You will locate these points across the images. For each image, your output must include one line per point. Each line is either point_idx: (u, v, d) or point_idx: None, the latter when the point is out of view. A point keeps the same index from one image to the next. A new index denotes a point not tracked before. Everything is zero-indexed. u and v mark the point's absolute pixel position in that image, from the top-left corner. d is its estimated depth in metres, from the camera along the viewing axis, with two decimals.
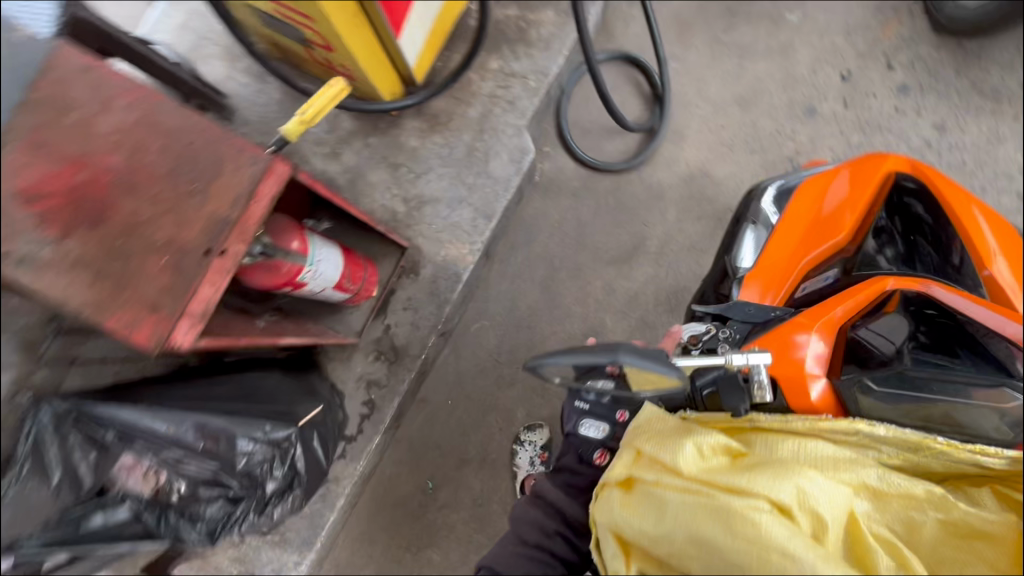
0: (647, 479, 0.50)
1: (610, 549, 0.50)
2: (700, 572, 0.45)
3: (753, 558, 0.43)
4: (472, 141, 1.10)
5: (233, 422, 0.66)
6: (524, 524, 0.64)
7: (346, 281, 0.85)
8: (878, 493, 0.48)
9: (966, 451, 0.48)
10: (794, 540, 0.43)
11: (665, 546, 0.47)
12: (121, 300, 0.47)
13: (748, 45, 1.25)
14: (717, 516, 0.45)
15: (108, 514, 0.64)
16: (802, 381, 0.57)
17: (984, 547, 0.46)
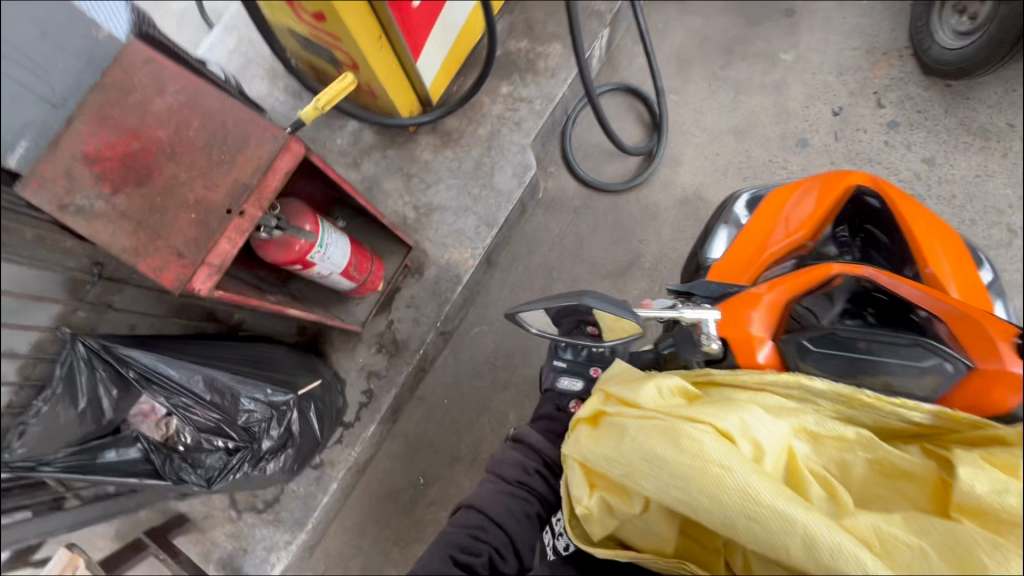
0: (610, 413, 0.54)
1: (574, 475, 0.54)
2: (650, 488, 0.48)
3: (693, 470, 0.46)
4: (479, 156, 1.20)
5: (239, 380, 0.74)
6: (504, 465, 0.71)
7: (352, 270, 0.93)
8: (815, 436, 0.51)
9: (889, 404, 0.50)
10: (731, 458, 0.45)
11: (620, 466, 0.50)
12: (154, 248, 0.56)
13: (744, 81, 1.34)
14: (668, 436, 0.48)
15: (119, 453, 0.69)
16: (750, 342, 0.61)
17: (906, 486, 0.48)
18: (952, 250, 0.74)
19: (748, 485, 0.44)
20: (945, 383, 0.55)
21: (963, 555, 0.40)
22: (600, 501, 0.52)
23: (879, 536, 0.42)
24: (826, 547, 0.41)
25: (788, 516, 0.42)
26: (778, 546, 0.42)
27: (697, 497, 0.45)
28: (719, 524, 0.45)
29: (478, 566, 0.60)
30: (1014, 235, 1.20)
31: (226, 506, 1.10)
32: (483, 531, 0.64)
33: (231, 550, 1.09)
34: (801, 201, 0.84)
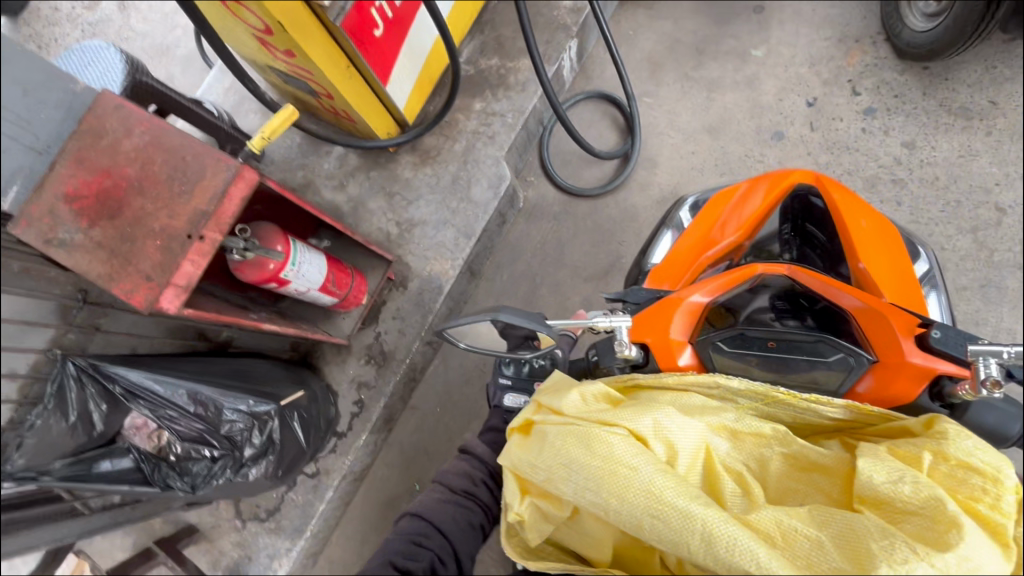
0: (537, 420, 0.59)
1: (509, 485, 0.58)
2: (567, 492, 0.52)
3: (604, 471, 0.51)
4: (457, 171, 1.25)
5: (220, 393, 0.79)
6: (450, 476, 0.79)
7: (331, 285, 0.99)
8: (734, 433, 0.57)
9: (802, 401, 0.58)
10: (638, 458, 0.50)
11: (541, 472, 0.54)
12: (125, 273, 0.63)
13: (716, 80, 1.35)
14: (582, 441, 0.53)
15: (112, 463, 0.75)
16: (670, 347, 0.67)
17: (820, 478, 0.54)
18: (885, 244, 0.79)
19: (652, 484, 0.49)
20: (849, 377, 0.65)
21: (855, 543, 0.44)
22: (531, 506, 0.56)
23: (781, 530, 0.46)
24: (723, 541, 0.45)
25: (688, 512, 0.47)
26: (678, 542, 0.47)
27: (608, 498, 0.50)
28: (626, 523, 0.49)
29: (416, 568, 0.67)
30: (1003, 214, 1.17)
31: (231, 516, 1.16)
32: (427, 538, 0.71)
33: (237, 558, 1.15)
34: (747, 199, 0.86)
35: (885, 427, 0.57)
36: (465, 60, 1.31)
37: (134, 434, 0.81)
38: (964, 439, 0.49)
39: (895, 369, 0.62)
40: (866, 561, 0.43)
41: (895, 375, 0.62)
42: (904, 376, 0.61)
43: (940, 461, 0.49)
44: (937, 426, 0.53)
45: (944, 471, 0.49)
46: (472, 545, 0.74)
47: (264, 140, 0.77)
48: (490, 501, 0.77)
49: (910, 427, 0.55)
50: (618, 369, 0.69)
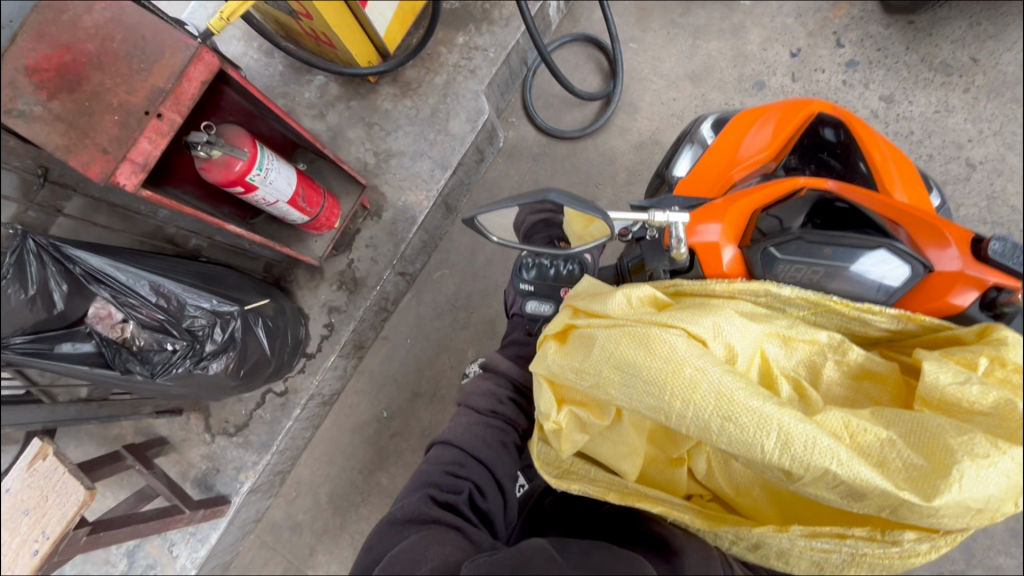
0: (579, 324, 0.51)
1: (543, 394, 0.52)
2: (619, 397, 0.45)
3: (665, 373, 0.43)
4: (435, 104, 1.25)
5: (184, 289, 0.82)
6: (475, 398, 0.73)
7: (301, 201, 1.00)
8: (787, 340, 0.49)
9: (855, 310, 0.50)
10: (702, 358, 0.43)
11: (590, 377, 0.47)
12: (83, 145, 0.64)
13: (702, 27, 1.34)
14: (640, 341, 0.45)
15: (74, 346, 0.79)
16: (715, 247, 0.57)
17: (872, 387, 0.49)
18: (903, 174, 0.73)
19: (722, 386, 0.42)
20: (905, 285, 0.54)
21: (931, 441, 0.41)
22: (570, 415, 0.52)
23: (849, 428, 0.42)
24: (801, 442, 0.40)
25: (764, 414, 0.41)
26: (753, 445, 0.41)
27: (671, 401, 0.43)
28: (691, 428, 0.42)
29: (459, 503, 0.62)
30: (972, 169, 1.18)
31: (201, 430, 1.19)
32: (463, 467, 0.66)
33: (205, 470, 1.18)
34: (758, 127, 0.79)
35: (928, 337, 0.51)
36: None
37: (98, 324, 0.82)
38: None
39: (950, 277, 0.53)
40: (945, 457, 0.40)
41: (949, 282, 0.53)
42: (957, 281, 0.52)
43: (995, 367, 0.44)
44: (993, 334, 0.46)
45: (997, 376, 0.44)
46: (510, 466, 0.69)
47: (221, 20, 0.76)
48: (518, 418, 0.72)
49: (960, 337, 0.49)
50: (664, 272, 0.61)
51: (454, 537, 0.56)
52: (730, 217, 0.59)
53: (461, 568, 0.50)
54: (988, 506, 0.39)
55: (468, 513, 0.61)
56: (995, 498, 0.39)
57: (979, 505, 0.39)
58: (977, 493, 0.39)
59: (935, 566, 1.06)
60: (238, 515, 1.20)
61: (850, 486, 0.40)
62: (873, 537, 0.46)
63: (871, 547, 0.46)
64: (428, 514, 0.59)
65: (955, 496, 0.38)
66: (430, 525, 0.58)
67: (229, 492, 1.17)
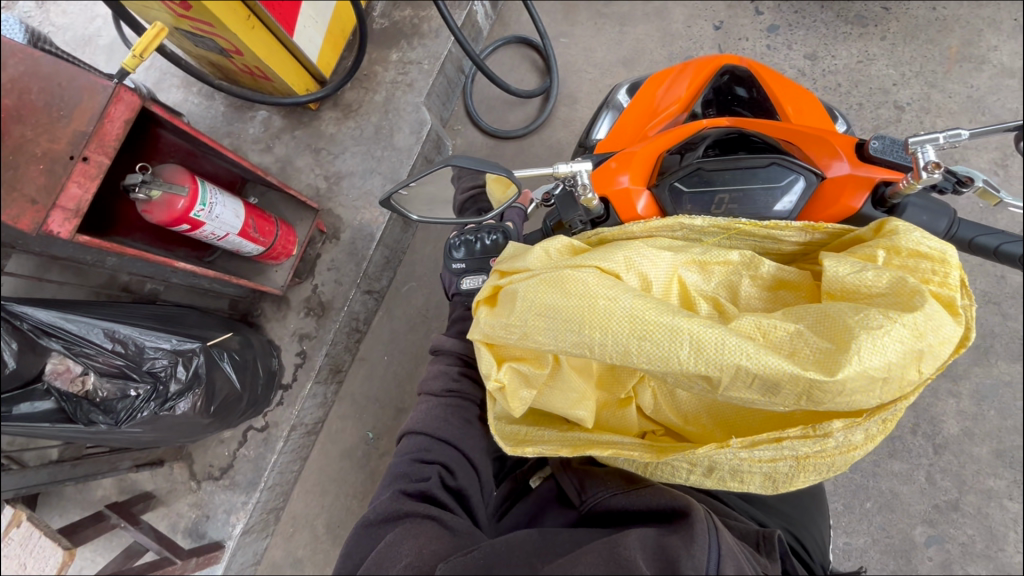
0: (504, 283, 0.50)
1: (481, 357, 0.50)
2: (549, 342, 0.44)
3: (583, 308, 0.43)
4: (379, 121, 1.27)
5: (139, 331, 0.82)
6: (428, 382, 0.70)
7: (252, 231, 1.00)
8: (703, 264, 0.48)
9: (763, 228, 0.50)
10: (614, 289, 0.43)
11: (518, 329, 0.46)
12: (10, 197, 0.63)
13: (627, 14, 1.39)
14: (556, 285, 0.45)
15: (32, 405, 0.78)
16: (628, 192, 0.58)
17: (786, 294, 0.48)
18: (809, 111, 0.73)
19: (634, 309, 0.41)
20: (803, 197, 0.55)
21: (833, 325, 0.40)
22: (511, 372, 0.49)
23: (760, 328, 0.41)
24: (712, 344, 0.39)
25: (675, 325, 0.40)
26: (669, 357, 0.39)
27: (591, 334, 0.42)
28: (612, 355, 0.41)
29: (431, 488, 0.59)
30: (901, 111, 1.23)
31: (186, 478, 1.17)
32: (429, 451, 0.63)
33: (195, 518, 1.16)
34: (672, 83, 0.78)
35: (834, 243, 0.51)
36: (379, 14, 1.32)
37: (56, 379, 0.81)
38: (913, 231, 0.45)
39: (842, 181, 0.55)
40: (845, 335, 0.38)
41: (841, 186, 0.55)
42: (849, 186, 0.55)
43: (892, 257, 0.45)
44: (886, 228, 0.47)
45: (895, 265, 0.44)
46: (478, 440, 0.66)
47: (138, 59, 0.79)
48: (476, 391, 0.69)
49: (861, 237, 0.49)
50: (583, 223, 0.60)
51: (432, 528, 0.53)
52: (637, 162, 0.60)
53: (434, 570, 0.47)
54: (892, 373, 0.38)
55: (442, 497, 0.58)
56: (897, 364, 0.38)
57: (883, 374, 0.38)
58: (876, 362, 0.37)
59: (928, 498, 1.07)
60: (235, 559, 1.17)
61: (762, 379, 0.38)
62: (807, 434, 0.42)
63: (807, 445, 0.43)
64: (401, 510, 0.55)
65: (857, 368, 0.37)
66: (406, 520, 0.54)
67: (223, 536, 1.15)
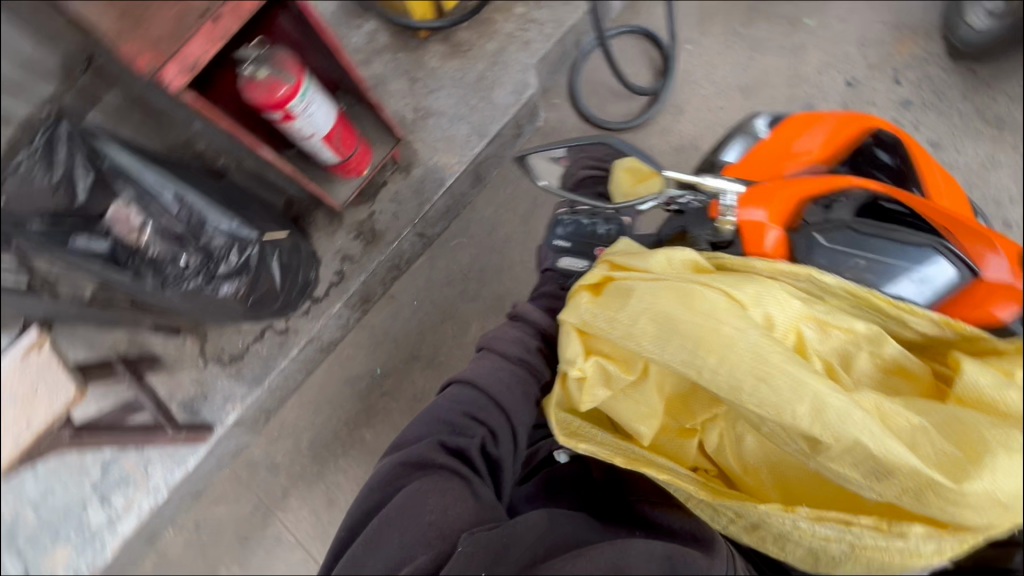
0: (616, 277, 0.51)
1: (572, 341, 0.50)
2: (652, 349, 0.44)
3: (704, 330, 0.42)
4: (483, 70, 1.24)
5: (208, 207, 0.84)
6: (503, 342, 0.65)
7: (335, 140, 0.99)
8: (823, 324, 0.46)
9: (896, 306, 0.46)
10: (740, 320, 0.42)
11: (622, 326, 0.46)
12: (135, 33, 0.60)
13: (763, 40, 1.33)
14: (680, 296, 0.45)
15: (89, 241, 0.77)
16: (760, 226, 0.57)
17: (901, 381, 0.46)
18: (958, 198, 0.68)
19: (760, 348, 0.41)
20: (947, 290, 0.53)
21: (963, 431, 0.39)
22: (596, 365, 0.49)
23: (880, 408, 0.41)
24: (836, 410, 0.39)
25: (799, 379, 0.39)
26: (784, 408, 0.39)
27: (705, 356, 0.42)
28: (722, 387, 0.41)
29: (469, 450, 0.57)
30: (1007, 228, 1.18)
31: (195, 355, 1.18)
32: (482, 411, 0.59)
33: (193, 396, 1.17)
34: (807, 133, 0.77)
35: (970, 345, 0.45)
36: None
37: (116, 223, 0.79)
38: None
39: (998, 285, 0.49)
40: (977, 446, 0.38)
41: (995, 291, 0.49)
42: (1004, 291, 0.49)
43: None
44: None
45: None
46: (529, 419, 0.61)
47: None
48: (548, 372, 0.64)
49: (1003, 350, 0.43)
50: (708, 242, 0.64)
51: (458, 488, 0.53)
52: (776, 202, 0.59)
53: (456, 540, 0.48)
54: (1016, 504, 0.37)
55: (476, 465, 0.57)
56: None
57: (1010, 502, 0.37)
58: (1007, 486, 0.37)
59: None
60: (220, 445, 1.19)
61: (875, 460, 0.38)
62: (880, 529, 0.40)
63: (876, 540, 0.40)
64: (434, 460, 0.55)
65: (987, 485, 0.37)
66: (434, 472, 0.54)
67: (215, 420, 1.16)
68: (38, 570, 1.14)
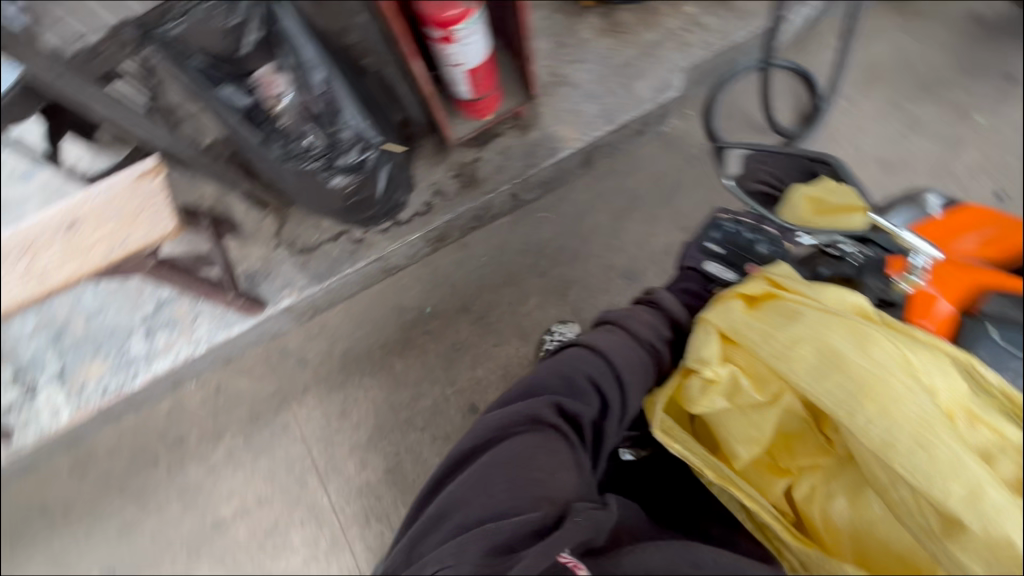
0: (783, 296, 0.53)
1: (712, 343, 0.54)
2: (803, 376, 0.47)
3: (872, 378, 0.44)
4: (632, 57, 1.22)
5: (347, 99, 0.84)
6: (635, 322, 0.62)
7: (477, 78, 0.99)
8: None
9: None
10: (914, 382, 0.44)
11: (777, 347, 0.49)
12: None
13: (922, 121, 1.26)
14: (856, 336, 0.47)
15: (234, 93, 0.80)
16: (932, 297, 0.53)
17: None
18: None
19: (927, 414, 0.43)
20: None
21: None
22: (730, 375, 0.52)
23: None
24: (994, 503, 0.39)
25: (959, 458, 0.41)
26: (936, 483, 0.41)
27: (866, 404, 0.44)
28: (874, 438, 0.43)
29: (582, 418, 0.56)
30: None
31: (271, 233, 1.22)
32: (602, 383, 0.57)
33: (256, 270, 1.21)
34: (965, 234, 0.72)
35: None
36: None
37: (261, 84, 0.82)
38: None
39: None
40: None
41: None
42: None
43: None
44: None
45: None
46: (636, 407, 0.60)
47: None
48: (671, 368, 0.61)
49: None
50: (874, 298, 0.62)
51: (566, 453, 0.53)
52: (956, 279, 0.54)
53: (570, 505, 0.49)
54: None
55: (583, 436, 0.56)
56: None
57: None
58: None
59: None
60: (265, 324, 1.23)
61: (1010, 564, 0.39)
62: None
63: None
64: (541, 418, 0.55)
65: None
66: (538, 429, 0.54)
67: (269, 299, 1.20)
68: (71, 376, 1.20)
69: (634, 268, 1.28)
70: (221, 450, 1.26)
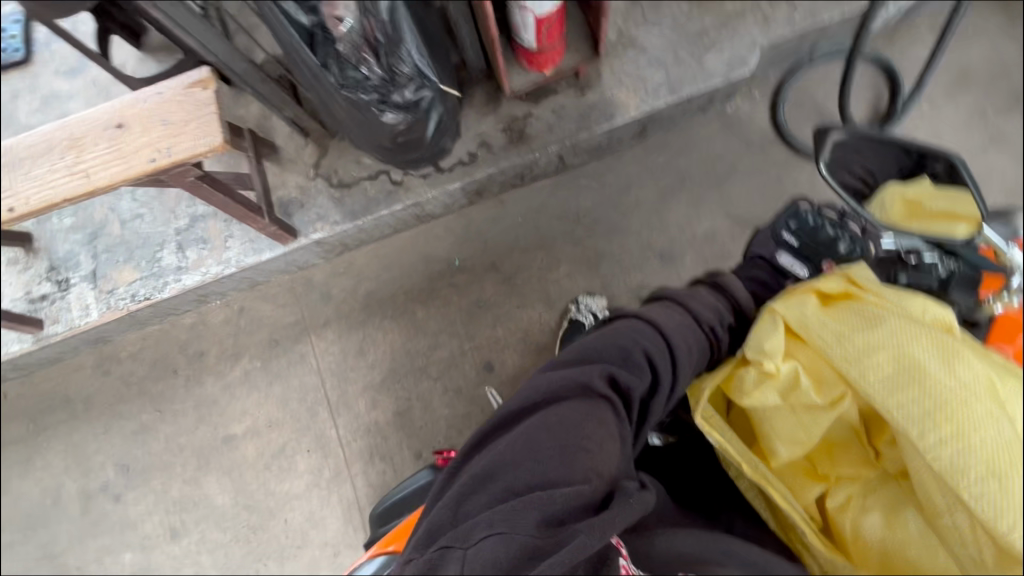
0: (870, 300, 0.65)
1: (779, 337, 0.65)
2: (873, 384, 0.58)
3: (940, 399, 0.55)
4: (710, 26, 1.14)
5: (410, 32, 0.80)
6: (696, 303, 0.72)
7: (544, 27, 0.94)
8: None
9: None
10: (982, 409, 0.55)
11: (849, 351, 0.61)
12: None
13: (1007, 134, 1.19)
14: (936, 354, 0.58)
15: (295, 10, 0.76)
16: None
17: None
18: None
19: (988, 437, 0.54)
20: None
21: None
22: (789, 372, 0.64)
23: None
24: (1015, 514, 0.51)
25: (1007, 486, 0.52)
26: (977, 499, 0.52)
27: (928, 417, 0.55)
28: (928, 442, 0.54)
29: (632, 390, 0.63)
30: None
31: (309, 163, 1.19)
32: (658, 361, 0.64)
33: (292, 198, 1.19)
34: None
35: None
36: None
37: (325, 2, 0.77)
38: None
39: None
40: None
41: None
42: None
43: None
44: None
45: None
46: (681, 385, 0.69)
47: None
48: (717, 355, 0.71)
49: None
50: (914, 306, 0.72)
51: (616, 424, 0.61)
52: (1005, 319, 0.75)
53: (611, 493, 0.56)
54: None
55: (632, 405, 0.64)
56: None
57: None
58: None
59: None
60: (295, 253, 1.23)
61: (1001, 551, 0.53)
62: None
63: None
64: (598, 390, 0.62)
65: None
66: (594, 399, 0.61)
67: (302, 231, 1.19)
68: (102, 279, 1.22)
69: (671, 250, 1.25)
70: (239, 369, 1.29)
